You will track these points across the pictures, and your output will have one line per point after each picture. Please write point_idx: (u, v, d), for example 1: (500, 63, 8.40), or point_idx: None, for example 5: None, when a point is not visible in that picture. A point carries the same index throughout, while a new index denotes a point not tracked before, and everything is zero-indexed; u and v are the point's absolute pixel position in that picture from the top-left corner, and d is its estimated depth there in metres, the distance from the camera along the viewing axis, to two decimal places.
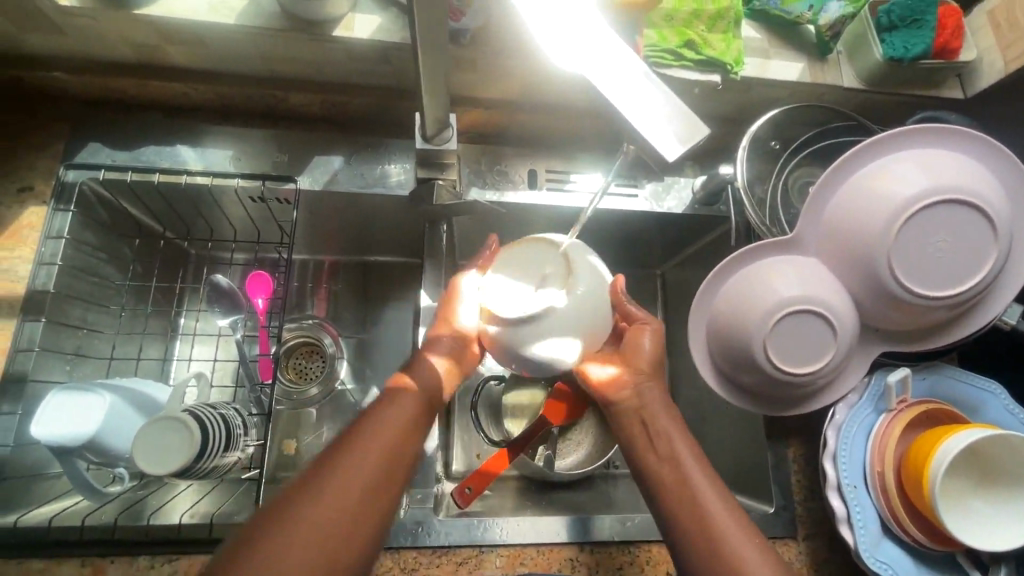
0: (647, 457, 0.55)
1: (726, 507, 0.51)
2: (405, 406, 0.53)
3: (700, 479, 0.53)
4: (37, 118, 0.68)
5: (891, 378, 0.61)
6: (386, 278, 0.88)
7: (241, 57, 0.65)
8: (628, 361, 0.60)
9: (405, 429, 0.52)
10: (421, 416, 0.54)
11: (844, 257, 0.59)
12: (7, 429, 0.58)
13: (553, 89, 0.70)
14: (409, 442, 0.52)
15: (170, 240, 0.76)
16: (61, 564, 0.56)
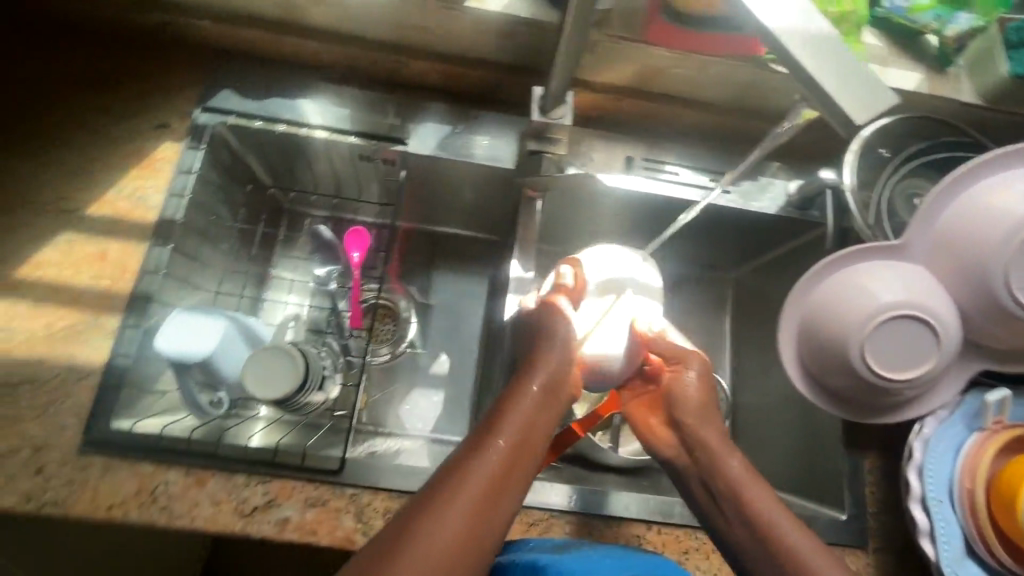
0: (704, 502, 0.57)
1: (801, 534, 0.52)
2: (514, 424, 0.52)
3: (777, 515, 0.53)
4: (180, 62, 0.73)
5: (988, 398, 0.60)
6: (455, 251, 0.90)
7: (376, 20, 0.69)
8: (669, 412, 0.62)
9: (516, 448, 0.50)
10: (531, 437, 0.52)
11: (953, 271, 0.59)
12: (130, 341, 0.62)
13: (664, 77, 0.73)
14: (521, 462, 0.50)
15: (273, 191, 0.81)
16: (167, 470, 0.60)
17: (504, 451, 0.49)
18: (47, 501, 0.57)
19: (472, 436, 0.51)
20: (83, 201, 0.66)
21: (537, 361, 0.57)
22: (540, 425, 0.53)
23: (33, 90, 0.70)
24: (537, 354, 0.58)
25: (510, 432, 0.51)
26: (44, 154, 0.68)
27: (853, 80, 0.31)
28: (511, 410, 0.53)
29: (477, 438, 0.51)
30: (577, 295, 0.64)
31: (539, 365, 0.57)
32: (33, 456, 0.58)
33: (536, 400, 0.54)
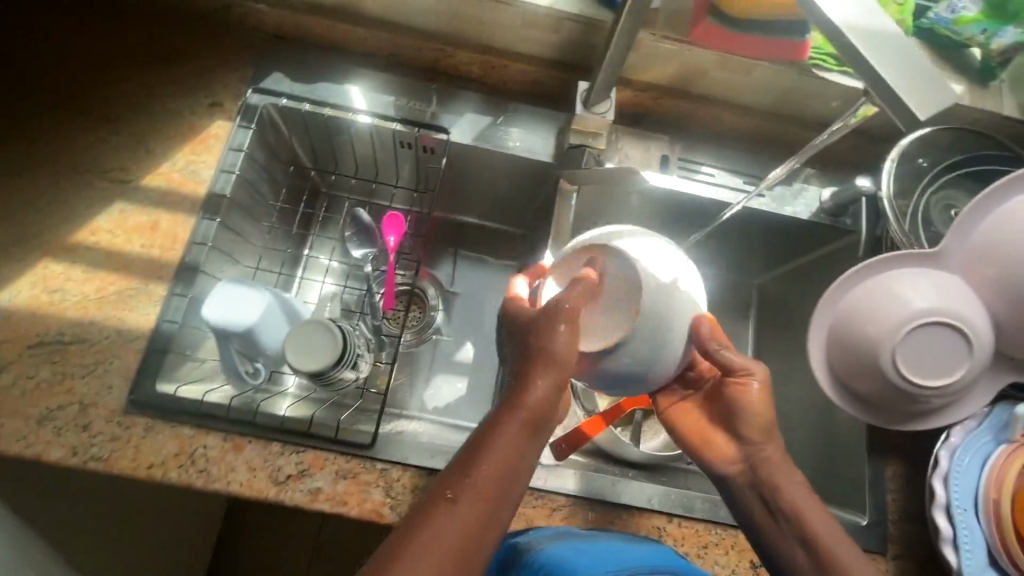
0: (761, 517, 0.59)
1: (846, 544, 0.55)
2: (489, 467, 0.48)
3: (823, 530, 0.55)
4: (236, 43, 0.76)
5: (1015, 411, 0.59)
6: (479, 240, 0.92)
7: (429, 10, 0.72)
8: (732, 429, 0.62)
9: (489, 494, 0.47)
10: (508, 479, 0.48)
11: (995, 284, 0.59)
12: (177, 309, 0.65)
13: (705, 79, 0.75)
14: (494, 511, 0.47)
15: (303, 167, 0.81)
16: (206, 435, 0.61)
17: (475, 501, 0.46)
18: (92, 457, 0.59)
19: (449, 469, 0.49)
20: (139, 173, 0.69)
21: (524, 384, 0.51)
22: (520, 465, 0.49)
23: (96, 65, 0.73)
24: (525, 377, 0.51)
25: (484, 477, 0.47)
26: (103, 126, 0.71)
27: (913, 71, 0.32)
28: (488, 450, 0.49)
29: (448, 483, 0.47)
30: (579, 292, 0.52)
31: (526, 394, 0.51)
32: (82, 413, 0.60)
33: (517, 437, 0.50)
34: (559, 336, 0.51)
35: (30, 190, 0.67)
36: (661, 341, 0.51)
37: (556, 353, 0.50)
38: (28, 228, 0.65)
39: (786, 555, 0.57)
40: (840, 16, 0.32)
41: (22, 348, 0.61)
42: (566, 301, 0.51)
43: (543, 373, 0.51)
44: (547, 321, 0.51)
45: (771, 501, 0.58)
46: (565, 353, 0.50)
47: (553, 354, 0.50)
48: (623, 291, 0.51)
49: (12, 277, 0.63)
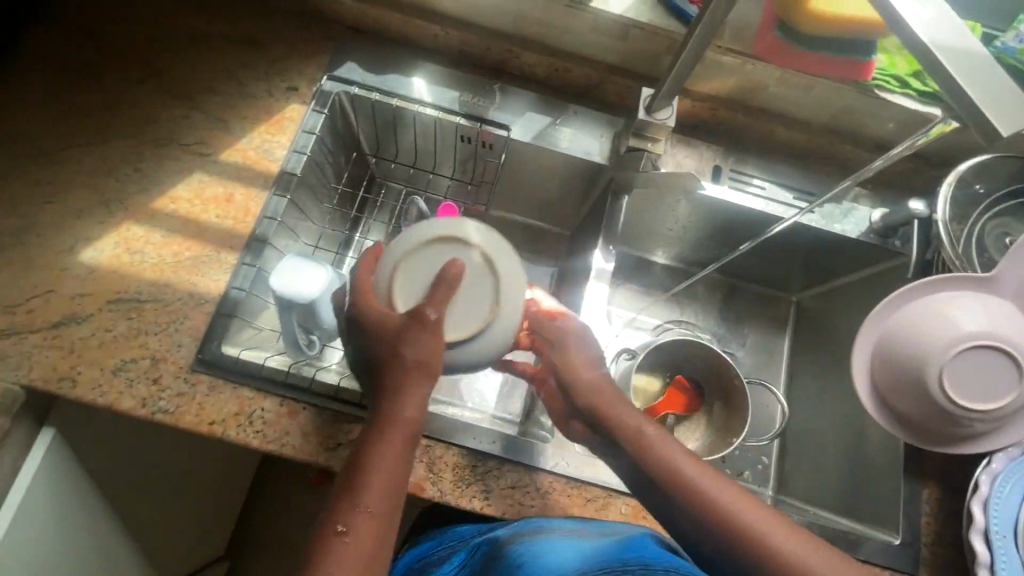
0: (638, 480, 0.54)
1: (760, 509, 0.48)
2: (377, 484, 0.47)
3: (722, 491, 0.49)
4: (313, 32, 0.80)
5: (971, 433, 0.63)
6: (518, 235, 0.95)
7: (500, 11, 0.76)
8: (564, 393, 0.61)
9: (382, 514, 0.46)
10: (398, 493, 0.48)
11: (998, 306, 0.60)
12: (245, 276, 0.69)
13: (763, 93, 0.77)
14: (390, 529, 0.46)
15: (363, 155, 0.85)
16: (264, 399, 0.65)
17: (369, 525, 0.45)
18: (159, 409, 0.62)
19: (332, 499, 0.47)
20: (218, 148, 0.73)
21: (394, 401, 0.51)
22: (403, 477, 0.49)
23: (184, 44, 0.78)
24: (391, 390, 0.51)
25: (374, 497, 0.47)
26: (186, 101, 0.75)
27: (994, 91, 0.33)
28: (371, 470, 0.48)
29: (335, 518, 0.45)
30: (440, 291, 0.53)
31: (400, 409, 0.50)
32: (153, 366, 0.64)
33: (395, 451, 0.49)
34: (423, 347, 0.52)
35: (117, 157, 0.72)
36: (507, 331, 0.55)
37: (419, 362, 0.51)
38: (113, 192, 0.70)
39: (710, 549, 0.49)
40: (927, 35, 0.34)
41: (103, 302, 0.65)
42: (430, 305, 0.52)
43: (409, 386, 0.51)
44: (412, 325, 0.52)
45: (665, 483, 0.51)
46: (431, 357, 0.52)
47: (417, 364, 0.51)
48: (477, 286, 0.55)
49: (98, 236, 0.68)
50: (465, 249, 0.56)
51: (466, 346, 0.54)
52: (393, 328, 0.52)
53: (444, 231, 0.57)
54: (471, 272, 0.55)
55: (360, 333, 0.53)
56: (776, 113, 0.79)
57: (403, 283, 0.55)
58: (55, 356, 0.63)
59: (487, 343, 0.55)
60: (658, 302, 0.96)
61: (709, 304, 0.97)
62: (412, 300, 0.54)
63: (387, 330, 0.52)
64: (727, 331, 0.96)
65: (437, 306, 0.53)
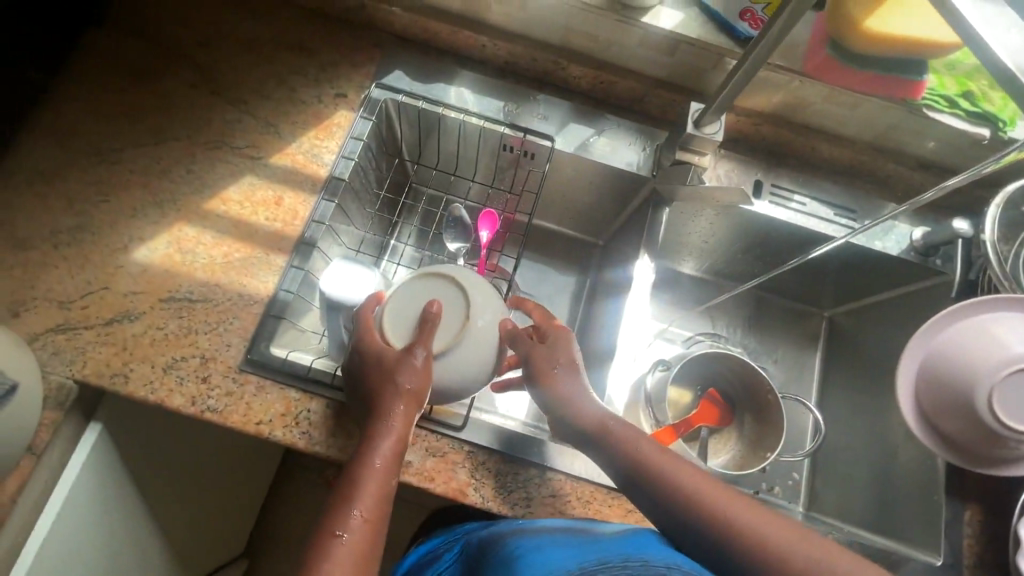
0: (633, 488, 0.57)
1: (745, 502, 0.54)
2: (369, 494, 0.52)
3: (712, 492, 0.54)
4: (362, 41, 0.82)
5: (984, 458, 0.64)
6: (551, 245, 0.96)
7: (549, 24, 0.77)
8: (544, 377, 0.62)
9: (373, 521, 0.51)
10: (387, 502, 0.53)
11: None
12: (293, 279, 0.70)
13: (808, 110, 0.77)
14: (379, 534, 0.51)
15: (405, 161, 0.86)
16: (310, 400, 0.65)
17: (363, 530, 0.50)
18: (208, 408, 0.63)
19: (330, 504, 0.51)
20: (268, 152, 0.75)
21: (388, 416, 0.55)
22: (392, 486, 0.54)
23: (237, 49, 0.80)
24: (384, 413, 0.55)
25: (367, 505, 0.51)
26: (237, 106, 0.77)
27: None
28: (365, 481, 0.52)
29: (331, 522, 0.50)
30: (427, 327, 0.58)
31: (394, 424, 0.55)
32: (202, 365, 0.65)
33: (386, 466, 0.54)
34: (412, 373, 0.56)
35: (170, 158, 0.73)
36: (486, 360, 0.59)
37: (410, 388, 0.56)
38: (167, 193, 0.72)
39: (697, 540, 0.53)
40: (1013, 62, 0.34)
41: (155, 301, 0.67)
42: (417, 342, 0.57)
43: (400, 409, 0.56)
44: (399, 354, 0.57)
45: (657, 483, 0.56)
46: (417, 384, 0.56)
47: (406, 390, 0.56)
48: (457, 322, 0.59)
49: (151, 236, 0.69)
50: (444, 284, 0.61)
51: (449, 376, 0.58)
52: (386, 359, 0.57)
53: (429, 271, 0.62)
54: (449, 308, 0.60)
55: (357, 362, 0.59)
56: (819, 129, 0.80)
57: (389, 318, 0.60)
58: (108, 352, 0.64)
59: (469, 373, 0.59)
60: (688, 315, 0.97)
61: (740, 317, 0.97)
62: (398, 333, 0.59)
63: (379, 361, 0.57)
64: (758, 345, 0.96)
65: (420, 337, 0.58)
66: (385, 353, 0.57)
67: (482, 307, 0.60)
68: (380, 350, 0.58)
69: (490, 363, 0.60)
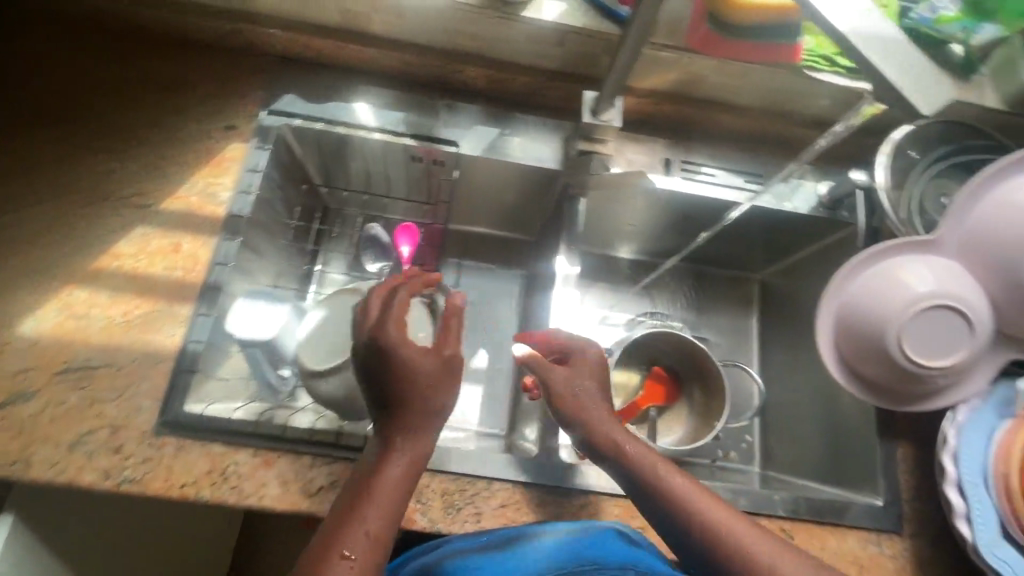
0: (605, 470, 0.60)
1: (696, 484, 0.56)
2: (380, 511, 0.50)
3: (667, 470, 0.57)
4: (245, 68, 0.78)
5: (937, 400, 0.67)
6: (485, 249, 0.94)
7: (432, 30, 0.75)
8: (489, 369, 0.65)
9: (382, 542, 0.49)
10: (397, 517, 0.51)
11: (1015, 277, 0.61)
12: (202, 328, 0.66)
13: (704, 84, 0.78)
14: (384, 553, 0.49)
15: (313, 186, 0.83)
16: (237, 451, 0.62)
17: (370, 551, 0.48)
18: (125, 479, 0.59)
19: (335, 517, 0.50)
20: (158, 197, 0.70)
21: (404, 426, 0.53)
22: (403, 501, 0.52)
23: (110, 93, 0.75)
24: (407, 429, 0.53)
25: (377, 522, 0.49)
26: (118, 153, 0.72)
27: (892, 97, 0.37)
28: (376, 497, 0.50)
29: (340, 541, 0.48)
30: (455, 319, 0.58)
31: (411, 433, 0.53)
32: (113, 435, 0.61)
33: (399, 486, 0.51)
34: (439, 382, 0.55)
35: (49, 219, 0.68)
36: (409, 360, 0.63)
37: (434, 396, 0.54)
38: (50, 256, 0.66)
39: (656, 518, 0.56)
40: (847, 26, 0.35)
41: (51, 374, 0.62)
42: (448, 346, 0.57)
43: (421, 419, 0.54)
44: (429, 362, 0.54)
45: (619, 464, 0.59)
46: (441, 397, 0.55)
47: (433, 405, 0.54)
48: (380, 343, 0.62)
49: (37, 306, 0.64)
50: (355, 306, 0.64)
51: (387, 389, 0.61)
52: (412, 365, 0.54)
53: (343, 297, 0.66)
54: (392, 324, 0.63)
55: (382, 365, 0.54)
56: (717, 101, 0.81)
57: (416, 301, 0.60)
58: (4, 440, 0.59)
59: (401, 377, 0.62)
60: (627, 297, 0.98)
61: (678, 291, 0.99)
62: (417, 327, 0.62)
63: (408, 362, 0.54)
64: (697, 317, 0.98)
65: (445, 338, 0.57)
66: (416, 354, 0.54)
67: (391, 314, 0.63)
68: (409, 348, 0.54)
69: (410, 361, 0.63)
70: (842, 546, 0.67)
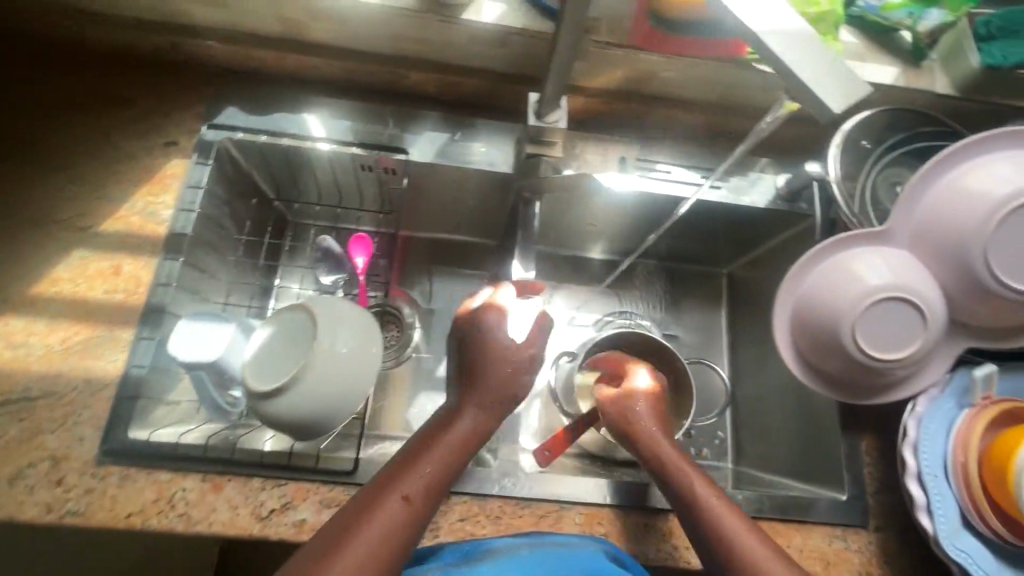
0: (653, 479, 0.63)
1: (725, 501, 0.58)
2: (439, 461, 0.55)
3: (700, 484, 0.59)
4: (185, 81, 0.76)
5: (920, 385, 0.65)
6: (450, 254, 0.93)
7: (374, 37, 0.74)
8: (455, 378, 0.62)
9: (433, 493, 0.53)
10: (453, 472, 0.56)
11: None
12: (145, 352, 0.64)
13: (656, 81, 0.77)
14: (433, 502, 0.53)
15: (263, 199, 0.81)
16: (184, 478, 0.60)
17: (425, 494, 0.53)
18: (67, 512, 0.57)
19: (402, 455, 0.56)
20: (96, 219, 0.69)
21: (474, 394, 0.59)
22: (459, 459, 0.57)
23: (43, 112, 0.72)
24: (483, 402, 0.59)
25: (435, 469, 0.54)
26: (54, 175, 0.70)
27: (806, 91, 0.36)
28: (439, 449, 0.56)
29: (403, 479, 0.53)
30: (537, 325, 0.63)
31: (478, 403, 0.59)
32: (54, 468, 0.59)
33: (462, 445, 0.57)
34: (519, 371, 0.60)
35: None
36: (359, 370, 0.61)
37: (511, 376, 0.60)
38: None
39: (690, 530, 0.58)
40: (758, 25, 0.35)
41: None
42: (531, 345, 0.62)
43: (491, 392, 0.59)
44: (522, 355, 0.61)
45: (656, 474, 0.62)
46: (519, 385, 0.61)
47: (512, 391, 0.60)
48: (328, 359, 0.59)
49: None
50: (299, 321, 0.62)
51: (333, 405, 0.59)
52: (500, 350, 0.60)
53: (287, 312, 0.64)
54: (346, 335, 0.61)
55: (474, 344, 0.61)
56: (669, 97, 0.80)
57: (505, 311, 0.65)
58: None
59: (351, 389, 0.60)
60: (594, 297, 0.96)
61: (645, 289, 0.98)
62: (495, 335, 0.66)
63: (498, 348, 0.60)
64: (666, 314, 0.97)
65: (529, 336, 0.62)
66: (512, 347, 0.61)
67: (338, 325, 0.61)
68: (504, 341, 0.61)
69: (358, 373, 0.61)
70: (807, 543, 0.66)
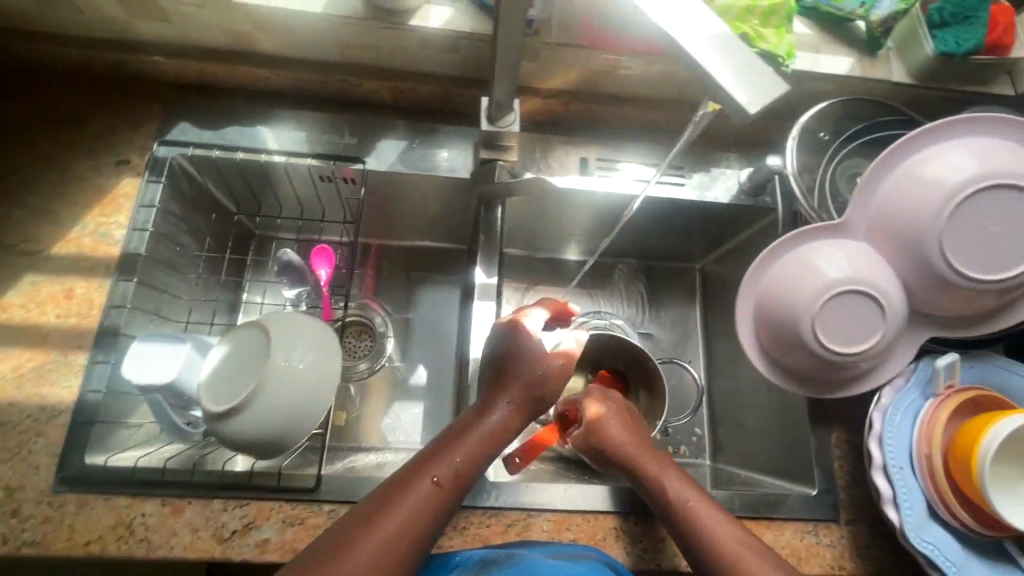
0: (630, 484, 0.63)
1: (703, 499, 0.58)
2: (468, 454, 0.55)
3: (675, 483, 0.60)
4: (135, 98, 0.75)
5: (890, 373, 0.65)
6: (419, 261, 0.92)
7: (323, 46, 0.73)
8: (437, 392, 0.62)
9: (461, 483, 0.53)
10: (480, 466, 0.55)
11: (992, 245, 0.57)
12: (101, 376, 0.63)
13: (613, 79, 0.76)
14: (456, 495, 0.53)
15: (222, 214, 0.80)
16: (143, 502, 0.60)
17: (452, 484, 0.52)
18: (24, 543, 0.57)
19: (431, 446, 0.55)
20: (48, 242, 0.67)
21: (503, 394, 0.58)
22: (486, 455, 0.56)
23: None
24: (517, 401, 0.58)
25: (465, 460, 0.54)
26: (3, 199, 0.69)
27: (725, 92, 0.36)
28: (469, 442, 0.55)
29: (433, 467, 0.53)
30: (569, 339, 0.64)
31: (509, 403, 0.58)
32: (8, 498, 0.58)
33: (494, 438, 0.56)
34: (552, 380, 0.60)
35: None
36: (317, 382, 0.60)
37: (545, 377, 0.59)
38: None
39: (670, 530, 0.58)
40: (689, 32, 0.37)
41: None
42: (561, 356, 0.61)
43: (521, 391, 0.59)
44: (558, 361, 0.61)
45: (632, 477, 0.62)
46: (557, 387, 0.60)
47: (545, 393, 0.59)
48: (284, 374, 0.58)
49: None
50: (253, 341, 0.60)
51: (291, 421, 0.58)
52: (537, 354, 0.60)
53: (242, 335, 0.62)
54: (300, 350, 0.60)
55: (511, 347, 0.60)
56: (627, 95, 0.79)
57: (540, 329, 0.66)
58: None
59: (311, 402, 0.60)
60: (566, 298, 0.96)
61: (618, 288, 0.97)
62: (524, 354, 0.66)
63: (536, 354, 0.60)
64: (639, 313, 0.96)
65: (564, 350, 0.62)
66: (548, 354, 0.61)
67: (293, 339, 0.60)
68: (542, 347, 0.61)
69: (316, 385, 0.60)
70: (779, 539, 0.66)
